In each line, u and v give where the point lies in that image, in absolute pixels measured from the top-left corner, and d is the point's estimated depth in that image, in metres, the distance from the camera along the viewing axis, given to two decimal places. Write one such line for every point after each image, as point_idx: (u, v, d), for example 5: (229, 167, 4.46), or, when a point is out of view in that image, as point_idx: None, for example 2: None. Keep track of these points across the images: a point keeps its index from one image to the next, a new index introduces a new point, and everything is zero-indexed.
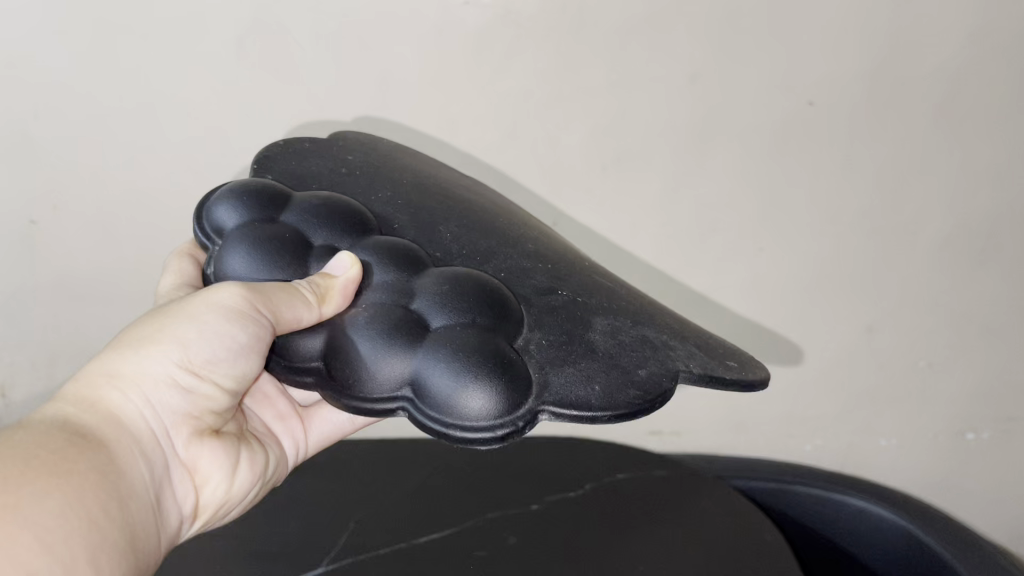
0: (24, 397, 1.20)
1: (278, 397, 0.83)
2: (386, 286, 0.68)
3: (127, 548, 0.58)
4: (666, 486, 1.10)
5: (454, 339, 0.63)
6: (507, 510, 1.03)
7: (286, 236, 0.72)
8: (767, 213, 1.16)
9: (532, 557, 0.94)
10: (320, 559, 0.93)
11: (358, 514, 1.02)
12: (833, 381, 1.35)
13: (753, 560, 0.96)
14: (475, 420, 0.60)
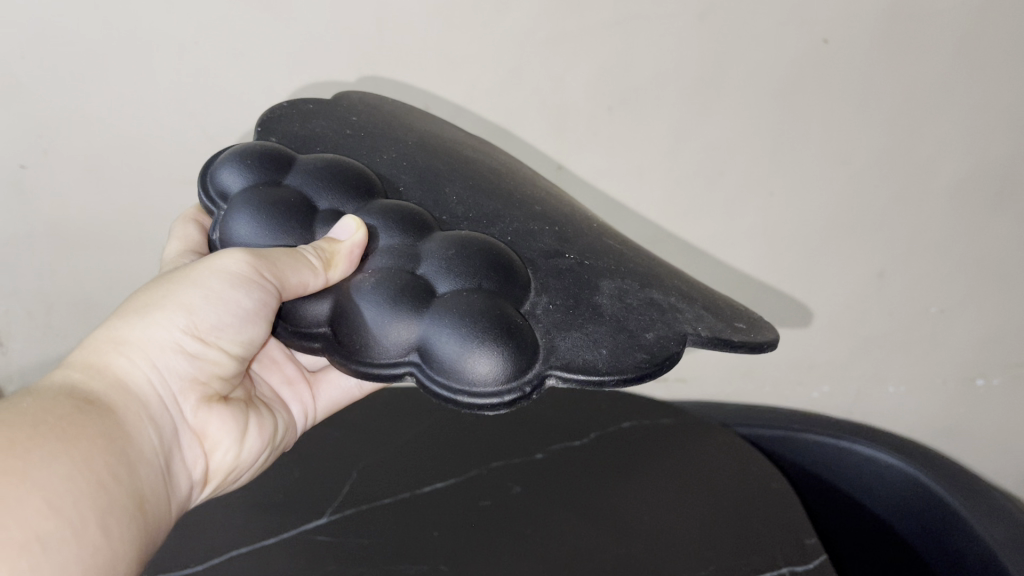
0: (24, 338, 1.22)
1: (285, 363, 0.84)
2: (392, 250, 0.68)
3: (136, 511, 0.59)
4: (673, 436, 1.05)
5: (460, 303, 0.63)
6: (510, 460, 0.99)
7: (291, 199, 0.72)
8: (775, 154, 1.14)
9: (536, 504, 0.91)
10: (326, 507, 0.90)
11: (365, 463, 0.99)
12: (845, 325, 1.34)
13: (760, 505, 0.91)
14: (482, 386, 0.60)
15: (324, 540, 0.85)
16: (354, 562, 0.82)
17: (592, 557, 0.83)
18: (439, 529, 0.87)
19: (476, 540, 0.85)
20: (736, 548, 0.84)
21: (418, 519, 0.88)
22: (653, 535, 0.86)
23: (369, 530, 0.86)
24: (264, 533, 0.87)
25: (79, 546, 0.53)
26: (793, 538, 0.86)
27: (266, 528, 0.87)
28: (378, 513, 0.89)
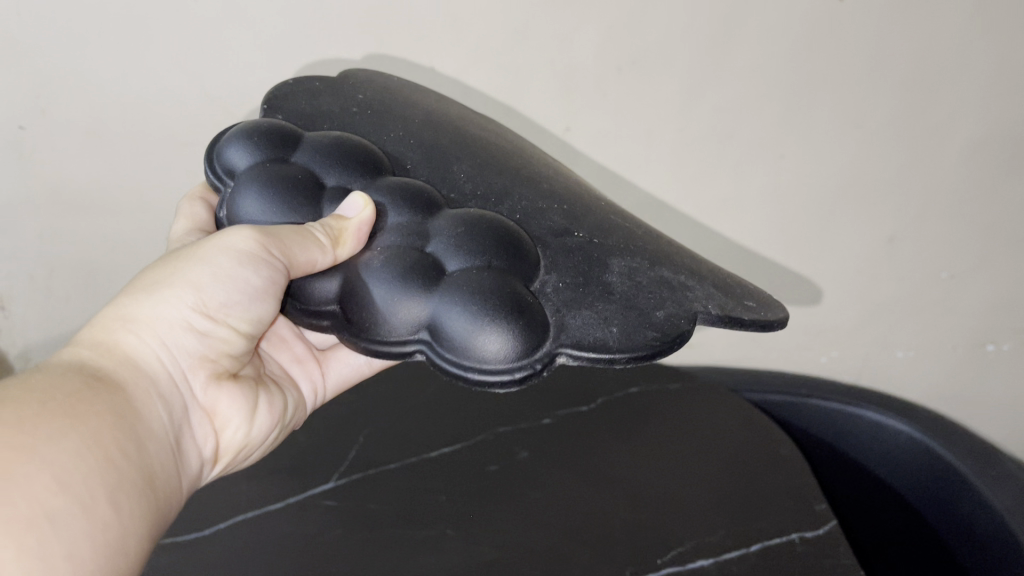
0: (26, 305, 1.13)
1: (294, 341, 0.82)
2: (401, 228, 0.67)
3: (147, 486, 0.59)
4: (682, 401, 0.98)
5: (470, 281, 0.62)
6: (517, 424, 0.91)
7: (298, 175, 0.71)
8: (786, 117, 1.10)
9: (546, 471, 0.83)
10: (329, 475, 0.83)
11: (371, 427, 0.91)
12: (858, 292, 1.31)
13: (770, 472, 0.84)
14: (493, 362, 0.59)
15: (330, 506, 0.78)
16: (362, 533, 0.74)
17: (599, 522, 0.76)
18: (445, 496, 0.79)
19: (493, 508, 0.78)
20: (743, 513, 0.78)
21: (426, 483, 0.81)
22: (663, 501, 0.79)
23: (376, 496, 0.79)
24: (263, 501, 0.79)
25: (88, 521, 0.52)
26: (800, 504, 0.80)
27: (266, 496, 0.80)
28: (386, 481, 0.82)
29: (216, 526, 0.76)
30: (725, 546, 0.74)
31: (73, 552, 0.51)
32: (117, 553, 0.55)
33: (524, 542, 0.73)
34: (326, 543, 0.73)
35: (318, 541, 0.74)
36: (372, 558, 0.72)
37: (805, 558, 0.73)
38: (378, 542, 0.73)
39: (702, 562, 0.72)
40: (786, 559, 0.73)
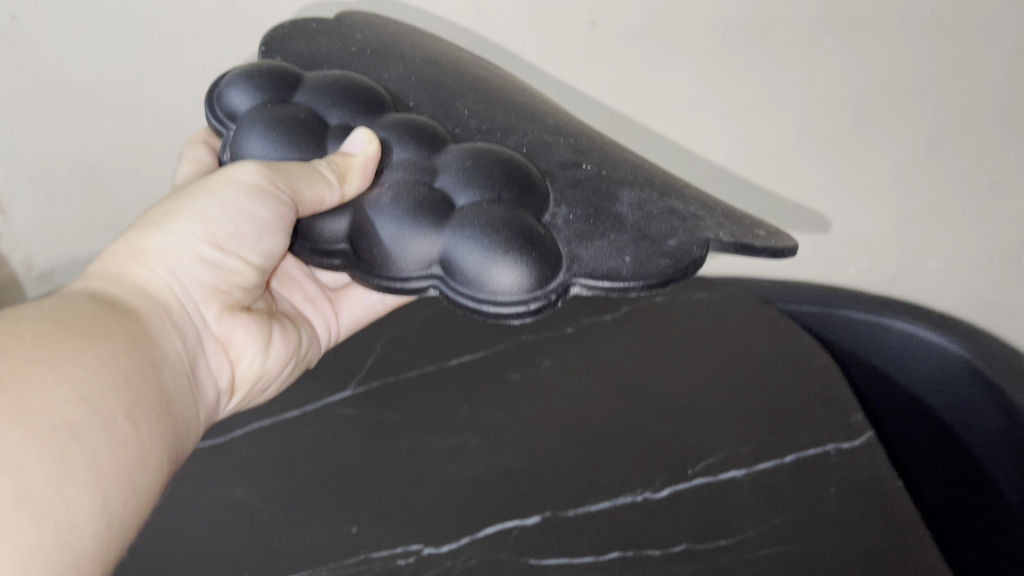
0: (32, 216, 0.82)
1: (307, 280, 0.71)
2: (407, 164, 0.53)
3: (166, 411, 0.48)
4: (722, 306, 0.80)
5: (484, 213, 0.48)
6: (541, 331, 0.75)
7: (305, 116, 0.56)
8: (819, 26, 0.78)
9: (573, 382, 0.68)
10: (349, 381, 0.69)
11: (393, 335, 0.76)
12: (914, 211, 0.94)
13: (819, 389, 0.69)
14: (511, 298, 0.46)
15: (351, 414, 0.65)
16: (386, 446, 0.61)
17: (617, 449, 0.61)
18: (473, 404, 0.65)
19: (506, 417, 0.64)
20: (779, 422, 0.65)
21: (443, 390, 0.67)
22: (699, 415, 0.66)
23: (395, 402, 0.66)
24: (274, 413, 0.65)
25: (109, 440, 0.41)
26: (838, 418, 0.66)
27: (276, 408, 0.66)
28: (413, 388, 0.67)
29: (212, 440, 0.62)
30: (759, 456, 0.62)
31: (95, 466, 0.39)
32: (140, 475, 0.43)
33: (539, 451, 0.61)
34: (325, 448, 0.61)
35: (335, 461, 0.59)
36: (396, 475, 0.58)
37: (847, 473, 0.61)
38: (397, 453, 0.60)
39: (735, 472, 0.60)
40: (834, 469, 0.61)
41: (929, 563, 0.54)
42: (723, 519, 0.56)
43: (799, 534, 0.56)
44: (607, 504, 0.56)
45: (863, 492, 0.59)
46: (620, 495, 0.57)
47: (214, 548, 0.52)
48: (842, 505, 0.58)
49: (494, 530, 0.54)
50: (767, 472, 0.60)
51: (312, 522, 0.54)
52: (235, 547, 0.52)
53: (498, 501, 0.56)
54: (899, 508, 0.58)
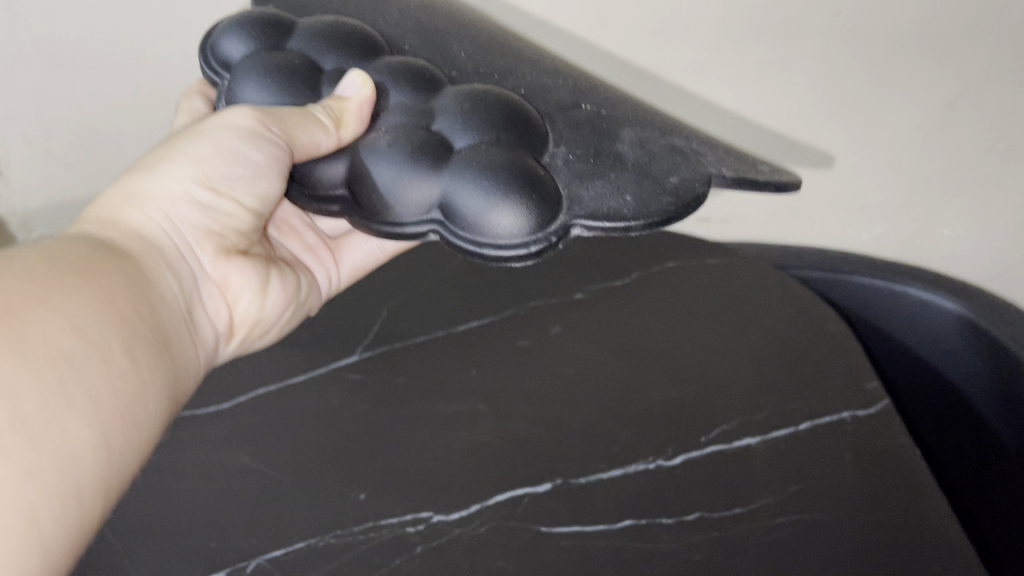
0: (30, 177, 0.80)
1: (305, 229, 0.68)
2: (404, 106, 0.51)
3: (165, 348, 0.45)
4: (738, 274, 0.78)
5: (486, 155, 0.47)
6: (550, 299, 0.73)
7: (301, 64, 0.54)
8: None
9: (585, 352, 0.66)
10: (354, 344, 0.67)
11: (398, 297, 0.74)
12: (933, 180, 0.90)
13: (837, 361, 0.67)
14: (512, 243, 0.45)
15: (355, 380, 0.63)
16: (392, 414, 0.59)
17: (629, 420, 0.60)
18: (480, 371, 0.63)
19: (513, 383, 0.62)
20: (792, 390, 0.64)
21: (451, 357, 0.65)
22: (713, 386, 0.64)
23: (402, 370, 0.64)
24: (277, 375, 0.63)
25: (108, 374, 0.38)
26: (856, 390, 0.64)
27: (280, 370, 0.64)
28: (419, 353, 0.66)
29: (215, 404, 0.60)
30: (773, 425, 0.60)
31: (93, 398, 0.37)
32: (137, 410, 0.40)
33: (549, 419, 0.59)
34: (328, 417, 0.59)
35: (339, 427, 0.58)
36: (403, 441, 0.57)
37: (863, 442, 0.59)
38: (403, 423, 0.58)
39: (750, 440, 0.59)
40: (853, 442, 0.59)
41: (947, 535, 0.53)
42: (737, 488, 0.55)
43: (814, 503, 0.54)
44: (618, 472, 0.55)
45: (880, 462, 0.58)
46: (629, 464, 0.56)
47: (217, 513, 0.51)
48: (859, 474, 0.57)
49: (504, 497, 0.53)
50: (781, 440, 0.59)
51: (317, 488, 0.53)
52: (238, 513, 0.51)
53: (507, 473, 0.54)
54: (917, 478, 0.57)
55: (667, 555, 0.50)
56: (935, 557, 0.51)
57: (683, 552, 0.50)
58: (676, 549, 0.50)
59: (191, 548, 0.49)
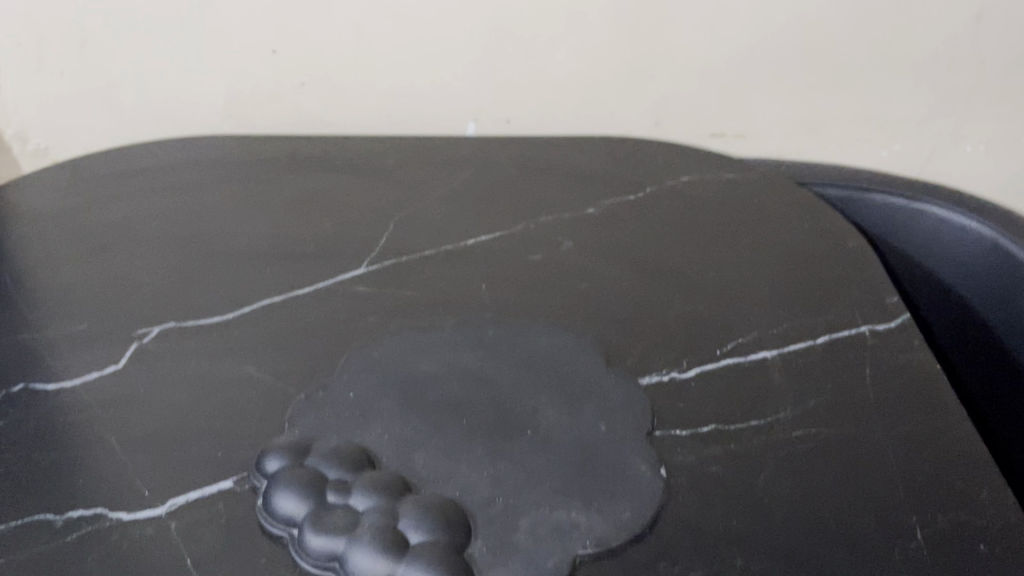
0: (20, 87, 0.78)
1: (203, 265, 0.61)
2: (312, 455, 0.46)
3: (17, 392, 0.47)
4: (754, 192, 0.75)
5: (330, 533, 0.42)
6: (562, 215, 0.70)
7: (287, 318, 0.57)
8: None
9: (596, 270, 0.64)
10: (361, 256, 0.64)
11: (412, 208, 0.69)
12: (958, 91, 0.88)
13: (857, 276, 0.66)
14: (277, 507, 0.43)
15: (364, 293, 0.60)
16: (398, 326, 0.57)
17: (644, 337, 0.58)
18: (489, 286, 0.62)
19: (523, 297, 0.61)
20: (808, 305, 0.62)
21: (462, 270, 0.63)
22: (729, 303, 0.62)
23: (411, 283, 0.61)
24: (282, 286, 0.60)
25: None
26: (877, 304, 0.62)
27: (286, 280, 0.60)
28: (429, 264, 0.63)
29: (219, 313, 0.57)
30: (790, 340, 0.59)
31: None
32: None
33: (562, 332, 0.57)
34: (336, 325, 0.57)
35: (347, 336, 0.56)
36: (409, 351, 0.55)
37: (882, 356, 0.58)
38: (410, 330, 0.57)
39: (765, 354, 0.57)
40: (873, 357, 0.58)
41: (969, 446, 0.51)
42: (753, 401, 0.53)
43: (832, 418, 0.53)
44: (633, 386, 0.53)
45: (901, 377, 0.56)
46: (643, 376, 0.55)
47: (222, 422, 0.48)
48: (877, 389, 0.55)
49: (519, 410, 0.51)
50: (798, 354, 0.57)
51: (323, 392, 0.51)
52: (246, 422, 0.49)
53: (520, 386, 0.53)
54: (940, 391, 0.55)
55: (684, 468, 0.49)
56: (955, 469, 0.49)
57: (699, 466, 0.49)
58: (692, 461, 0.49)
59: (185, 459, 0.46)
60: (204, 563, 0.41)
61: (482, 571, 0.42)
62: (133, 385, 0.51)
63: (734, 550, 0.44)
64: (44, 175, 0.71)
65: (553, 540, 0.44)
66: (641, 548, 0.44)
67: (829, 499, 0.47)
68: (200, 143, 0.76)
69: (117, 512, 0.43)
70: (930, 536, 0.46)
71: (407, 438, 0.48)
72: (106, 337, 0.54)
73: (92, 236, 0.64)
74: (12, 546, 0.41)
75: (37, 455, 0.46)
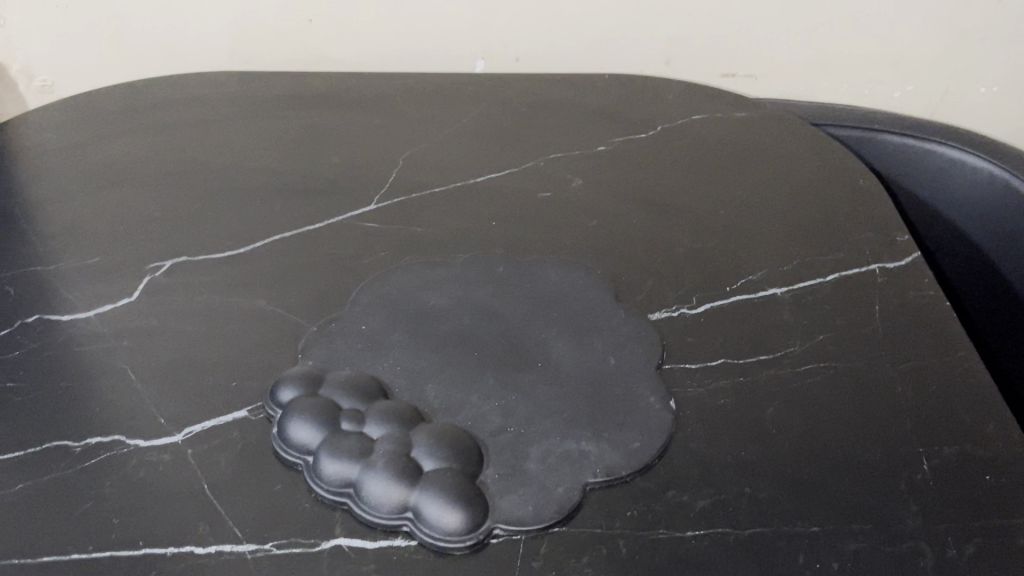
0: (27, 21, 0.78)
1: (212, 199, 0.61)
2: (324, 385, 0.46)
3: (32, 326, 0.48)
4: (764, 131, 0.75)
5: (341, 461, 0.42)
6: (571, 152, 0.70)
7: (301, 253, 0.57)
8: None
9: (606, 207, 0.64)
10: (370, 193, 0.63)
11: (423, 145, 0.69)
12: (972, 30, 0.86)
13: (868, 214, 0.65)
14: (290, 435, 0.43)
15: (374, 229, 0.60)
16: (409, 261, 0.57)
17: (653, 274, 0.58)
18: (499, 222, 0.62)
19: (533, 233, 0.61)
20: (819, 243, 0.62)
21: (471, 206, 0.63)
22: (738, 241, 0.62)
23: (420, 219, 0.61)
24: (292, 222, 0.60)
25: None
26: (888, 243, 0.62)
27: (296, 216, 0.60)
28: (439, 200, 0.63)
29: (230, 248, 0.57)
30: (801, 277, 0.59)
31: None
32: None
33: (570, 269, 0.58)
34: (346, 260, 0.57)
35: (358, 271, 0.56)
36: (419, 285, 0.55)
37: (892, 293, 0.58)
38: (419, 264, 0.57)
39: (775, 290, 0.57)
40: (883, 294, 0.58)
41: (977, 380, 0.51)
42: (762, 336, 0.54)
43: (842, 353, 0.53)
44: (642, 321, 0.54)
45: (912, 313, 0.56)
46: (654, 311, 0.55)
47: (236, 354, 0.49)
48: (886, 325, 0.55)
49: (530, 343, 0.51)
50: (808, 290, 0.58)
51: (335, 325, 0.51)
52: (260, 354, 0.49)
53: (529, 320, 0.53)
54: (950, 327, 0.55)
55: (692, 400, 0.49)
56: (965, 402, 0.50)
57: (708, 398, 0.49)
58: (700, 393, 0.50)
59: (200, 386, 0.47)
60: (220, 489, 0.42)
61: (493, 498, 0.42)
62: (147, 317, 0.51)
63: (743, 480, 0.45)
64: (52, 109, 0.71)
65: (564, 468, 0.44)
66: (650, 476, 0.45)
67: (836, 429, 0.48)
68: (208, 79, 0.76)
69: (134, 439, 0.44)
70: (935, 466, 0.46)
71: (419, 370, 0.48)
72: (117, 270, 0.54)
73: (101, 170, 0.64)
74: (32, 469, 0.42)
75: (54, 383, 0.46)
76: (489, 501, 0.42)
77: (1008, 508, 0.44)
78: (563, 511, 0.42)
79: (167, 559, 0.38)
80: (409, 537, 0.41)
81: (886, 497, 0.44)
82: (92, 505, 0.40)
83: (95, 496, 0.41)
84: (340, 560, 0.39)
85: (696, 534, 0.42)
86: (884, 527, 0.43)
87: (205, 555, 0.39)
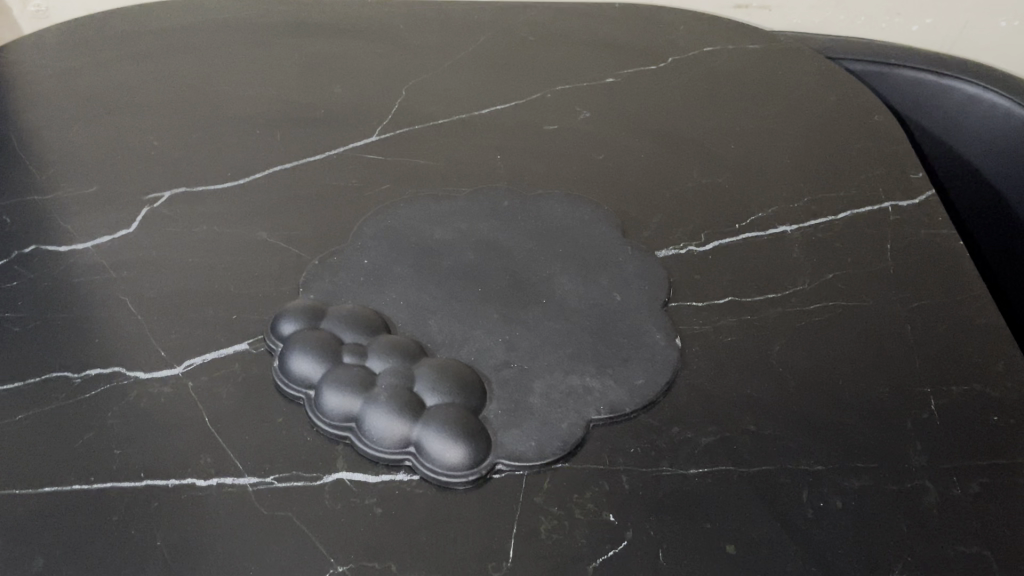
0: None
1: (211, 128, 0.60)
2: (326, 319, 0.46)
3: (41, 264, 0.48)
4: (779, 64, 0.73)
5: (342, 396, 0.42)
6: (579, 83, 0.68)
7: (303, 184, 0.56)
8: None
9: (614, 140, 0.63)
10: (372, 124, 0.62)
11: (426, 74, 0.68)
12: None
13: (882, 150, 0.64)
14: (291, 369, 0.43)
15: (376, 160, 0.59)
16: (413, 194, 0.56)
17: (660, 210, 0.57)
18: (505, 155, 0.61)
19: (539, 166, 0.60)
20: (829, 180, 0.61)
21: (476, 138, 0.62)
22: (748, 176, 0.61)
23: (424, 151, 0.60)
24: (292, 152, 0.59)
25: None
26: (902, 180, 0.61)
27: (296, 146, 0.59)
28: (442, 132, 0.62)
29: (230, 178, 0.56)
30: (811, 214, 0.58)
31: None
32: None
33: (577, 203, 0.57)
34: (349, 191, 0.56)
35: (360, 203, 0.55)
36: (423, 218, 0.54)
37: (904, 231, 0.57)
38: (422, 196, 0.56)
39: (785, 227, 0.56)
40: (894, 233, 0.56)
41: (987, 319, 0.50)
42: (770, 274, 0.53)
43: (851, 291, 0.52)
44: (648, 258, 0.53)
45: (923, 252, 0.55)
46: (661, 248, 0.54)
47: (237, 286, 0.48)
48: (897, 264, 0.54)
49: (534, 279, 0.50)
50: (818, 228, 0.56)
51: (337, 258, 0.50)
52: (261, 287, 0.48)
53: (534, 256, 0.52)
54: (962, 267, 0.54)
55: (698, 336, 0.48)
56: (974, 342, 0.49)
57: (714, 334, 0.49)
58: (706, 330, 0.49)
59: (200, 318, 0.46)
60: (221, 421, 0.41)
61: (494, 434, 0.42)
62: (147, 248, 0.50)
63: (748, 417, 0.44)
64: (50, 35, 0.69)
65: (567, 405, 0.44)
66: (654, 413, 0.44)
67: (844, 368, 0.47)
68: (207, 4, 0.74)
69: (135, 371, 0.43)
70: (943, 406, 0.45)
71: (422, 304, 0.48)
72: (116, 200, 0.54)
73: (100, 97, 0.63)
74: (32, 399, 0.42)
75: (52, 313, 0.46)
76: (492, 436, 0.42)
77: (1013, 448, 0.43)
78: (565, 447, 0.42)
79: (168, 490, 0.38)
80: (411, 472, 0.40)
81: (892, 436, 0.44)
82: (92, 435, 0.40)
83: (95, 427, 0.41)
84: (341, 494, 0.39)
85: (699, 471, 0.41)
86: (889, 465, 0.42)
87: (207, 487, 0.39)
